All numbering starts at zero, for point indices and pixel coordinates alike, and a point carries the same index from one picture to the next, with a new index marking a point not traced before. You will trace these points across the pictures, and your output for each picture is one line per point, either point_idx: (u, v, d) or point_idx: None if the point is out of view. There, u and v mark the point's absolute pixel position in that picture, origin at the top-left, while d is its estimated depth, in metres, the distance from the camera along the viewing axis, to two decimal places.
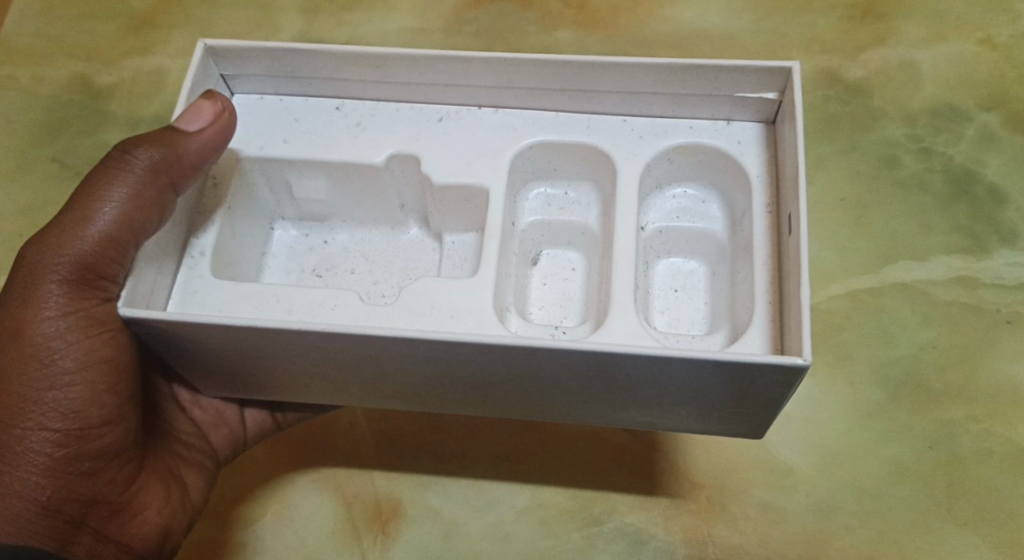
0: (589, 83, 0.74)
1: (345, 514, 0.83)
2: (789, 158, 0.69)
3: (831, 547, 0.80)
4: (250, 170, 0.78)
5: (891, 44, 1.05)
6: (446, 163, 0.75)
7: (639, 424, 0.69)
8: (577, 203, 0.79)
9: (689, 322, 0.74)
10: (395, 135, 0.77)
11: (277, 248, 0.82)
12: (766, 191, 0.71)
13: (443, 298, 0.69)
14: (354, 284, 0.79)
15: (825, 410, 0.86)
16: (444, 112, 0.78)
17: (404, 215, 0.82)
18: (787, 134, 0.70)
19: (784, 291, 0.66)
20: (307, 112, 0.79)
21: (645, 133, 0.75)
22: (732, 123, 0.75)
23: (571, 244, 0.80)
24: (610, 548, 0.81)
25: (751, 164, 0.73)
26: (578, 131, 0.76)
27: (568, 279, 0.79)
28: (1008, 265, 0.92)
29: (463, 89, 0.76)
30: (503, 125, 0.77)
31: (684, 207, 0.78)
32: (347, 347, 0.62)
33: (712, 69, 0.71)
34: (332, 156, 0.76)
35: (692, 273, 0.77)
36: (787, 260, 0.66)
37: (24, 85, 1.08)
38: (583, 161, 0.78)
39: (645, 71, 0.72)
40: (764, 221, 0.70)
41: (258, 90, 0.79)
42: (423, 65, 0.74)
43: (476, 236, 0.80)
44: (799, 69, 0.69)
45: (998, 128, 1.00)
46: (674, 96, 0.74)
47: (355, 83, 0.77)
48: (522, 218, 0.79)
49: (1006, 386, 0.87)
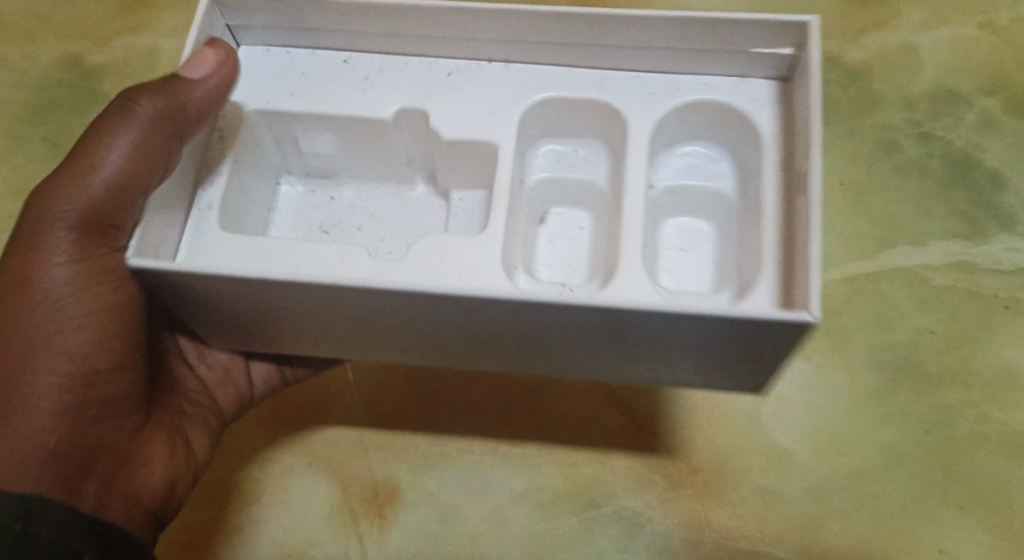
0: (601, 36, 0.73)
1: (341, 498, 0.83)
2: (802, 116, 0.68)
3: (826, 530, 0.81)
4: (257, 125, 0.77)
5: (893, 27, 1.05)
6: (454, 120, 0.75)
7: (645, 377, 0.70)
8: (587, 161, 0.79)
9: (694, 280, 0.75)
10: (404, 91, 0.76)
11: (283, 204, 0.82)
12: (779, 147, 0.71)
13: (451, 254, 0.68)
14: (361, 240, 0.79)
15: (823, 395, 0.86)
16: (453, 67, 0.77)
17: (410, 170, 0.81)
18: (801, 96, 0.69)
19: (794, 251, 0.66)
20: (314, 65, 0.78)
21: (657, 90, 0.75)
22: (746, 79, 0.74)
23: (580, 202, 0.80)
24: (608, 532, 0.81)
25: (764, 121, 0.72)
26: (590, 86, 0.75)
27: (575, 237, 0.78)
28: (1007, 251, 0.93)
29: (472, 43, 0.75)
30: (514, 81, 0.76)
31: (693, 167, 0.77)
32: (349, 302, 0.61)
33: (728, 24, 0.70)
34: (338, 112, 0.76)
35: (698, 233, 0.77)
36: (799, 218, 0.66)
37: (13, 64, 1.08)
38: (595, 116, 0.77)
39: (658, 25, 0.71)
40: (774, 180, 0.70)
41: (261, 43, 0.78)
42: (429, 19, 0.73)
43: (484, 193, 0.79)
44: (819, 25, 0.67)
45: (998, 113, 1.00)
46: (688, 49, 0.73)
47: (364, 36, 0.77)
48: (529, 177, 0.79)
49: (1004, 370, 0.87)
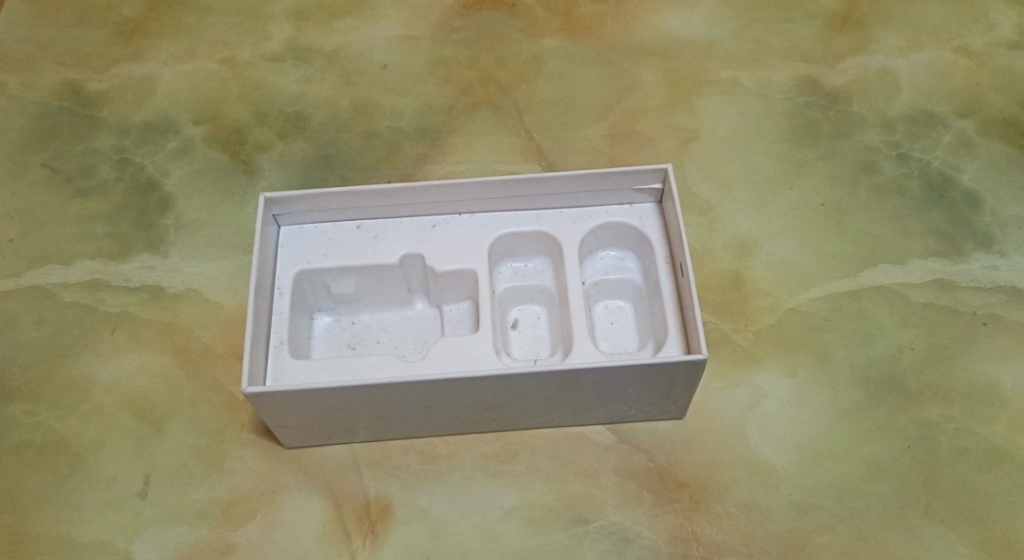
0: (528, 190, 0.89)
1: (334, 516, 0.84)
2: (678, 226, 0.85)
3: (811, 543, 0.82)
4: (271, 205, 0.88)
5: (870, 51, 1.12)
6: (439, 256, 0.89)
7: (620, 396, 0.82)
8: (536, 271, 0.94)
9: (625, 343, 0.90)
10: (401, 243, 0.90)
11: (318, 332, 0.92)
12: (665, 250, 0.88)
13: (456, 343, 0.84)
14: (384, 351, 0.91)
15: (806, 410, 0.88)
16: (436, 220, 0.91)
17: (411, 295, 0.93)
18: (672, 203, 0.87)
19: (688, 312, 0.83)
20: (337, 236, 0.91)
21: (576, 220, 0.91)
22: (634, 205, 0.91)
23: (534, 299, 0.93)
24: (596, 546, 0.82)
25: (652, 232, 0.89)
26: (530, 223, 0.91)
27: (537, 326, 0.92)
28: (984, 269, 0.95)
29: (445, 203, 0.90)
30: (476, 225, 0.91)
31: (611, 261, 0.93)
32: (352, 398, 0.78)
33: (603, 176, 0.88)
34: (365, 264, 0.89)
35: (625, 308, 0.92)
36: (685, 292, 0.83)
37: (17, 93, 1.12)
38: (532, 244, 0.92)
39: (569, 180, 0.88)
40: (665, 270, 0.87)
41: (300, 222, 0.91)
42: (397, 197, 0.89)
43: (470, 304, 0.93)
44: (672, 170, 0.86)
45: (974, 134, 1.05)
46: (592, 192, 0.90)
47: (366, 207, 0.90)
48: (498, 285, 0.93)
49: (983, 385, 0.89)
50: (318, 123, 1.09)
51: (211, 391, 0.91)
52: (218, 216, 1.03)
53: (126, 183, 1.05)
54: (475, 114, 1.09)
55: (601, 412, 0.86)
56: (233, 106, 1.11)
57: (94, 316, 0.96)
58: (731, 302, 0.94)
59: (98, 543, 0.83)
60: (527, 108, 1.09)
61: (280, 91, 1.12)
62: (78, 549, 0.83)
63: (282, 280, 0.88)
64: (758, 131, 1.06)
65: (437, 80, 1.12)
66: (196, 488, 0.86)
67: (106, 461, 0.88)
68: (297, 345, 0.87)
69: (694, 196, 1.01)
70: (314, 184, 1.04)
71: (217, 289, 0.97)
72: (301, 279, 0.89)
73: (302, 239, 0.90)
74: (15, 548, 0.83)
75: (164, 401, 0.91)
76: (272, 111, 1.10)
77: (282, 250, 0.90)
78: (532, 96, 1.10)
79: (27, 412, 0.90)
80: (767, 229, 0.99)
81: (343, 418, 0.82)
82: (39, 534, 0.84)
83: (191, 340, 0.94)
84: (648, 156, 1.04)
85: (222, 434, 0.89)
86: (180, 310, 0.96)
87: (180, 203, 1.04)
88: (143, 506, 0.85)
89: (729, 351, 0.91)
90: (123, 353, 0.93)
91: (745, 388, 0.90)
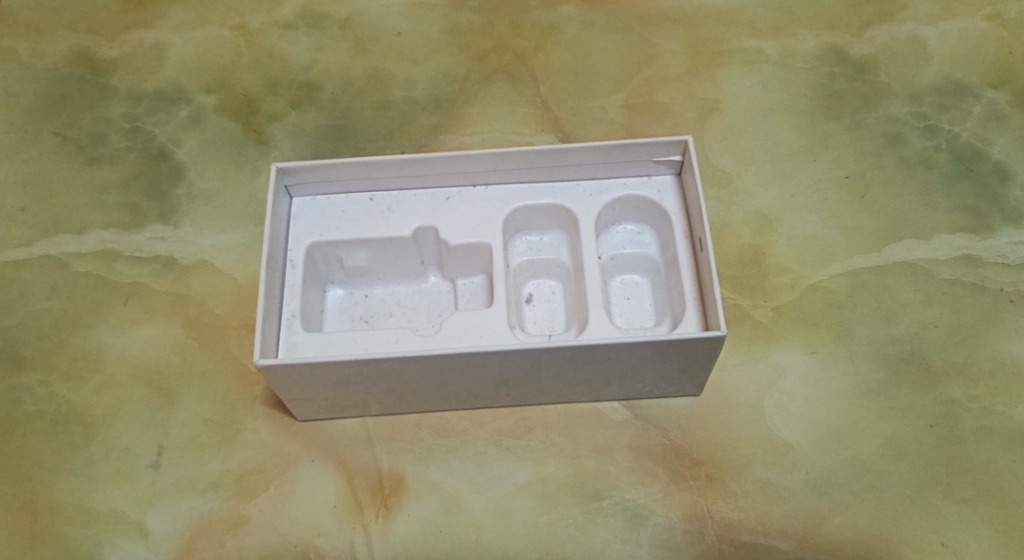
0: (545, 162, 0.87)
1: (346, 490, 0.84)
2: (697, 200, 0.83)
3: (828, 523, 0.81)
4: (282, 175, 0.86)
5: (898, 20, 1.08)
6: (455, 229, 0.88)
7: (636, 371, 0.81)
8: (551, 245, 0.92)
9: (641, 320, 0.88)
10: (415, 214, 0.89)
11: (331, 304, 0.91)
12: (683, 224, 0.86)
13: (469, 319, 0.83)
14: (396, 325, 0.90)
15: (826, 388, 0.87)
16: (450, 193, 0.90)
17: (424, 269, 0.92)
18: (693, 176, 0.85)
19: (707, 289, 0.81)
20: (350, 207, 0.89)
21: (592, 193, 0.89)
22: (653, 178, 0.89)
23: (549, 274, 0.92)
24: (610, 523, 0.82)
25: (671, 206, 0.87)
26: (546, 196, 0.89)
27: (551, 300, 0.91)
28: (1012, 245, 0.93)
29: (460, 175, 0.88)
30: (491, 197, 0.89)
31: (628, 236, 0.91)
32: (364, 372, 0.78)
33: (621, 147, 0.86)
34: (378, 236, 0.88)
35: (640, 283, 0.91)
36: (704, 269, 0.82)
37: (27, 59, 1.11)
38: (549, 218, 0.91)
39: (586, 152, 0.86)
40: (684, 244, 0.85)
41: (312, 193, 0.89)
42: (409, 168, 0.87)
43: (484, 278, 0.91)
44: (692, 141, 0.84)
45: (1005, 106, 1.02)
46: (610, 164, 0.88)
47: (379, 179, 0.88)
48: (512, 259, 0.91)
49: (1008, 365, 0.87)
50: (330, 92, 1.07)
51: (224, 363, 0.90)
52: (230, 186, 1.01)
53: (138, 152, 1.04)
54: (490, 84, 1.06)
55: (616, 388, 0.85)
56: (244, 74, 1.09)
57: (106, 285, 0.95)
58: (752, 277, 0.92)
59: (112, 513, 0.84)
60: (543, 77, 1.07)
61: (292, 59, 1.10)
62: (92, 519, 0.83)
63: (294, 252, 0.87)
64: (781, 102, 1.03)
65: (453, 48, 1.10)
66: (209, 459, 0.86)
67: (119, 432, 0.87)
68: (310, 317, 0.86)
69: (713, 168, 0.99)
70: (328, 154, 1.02)
71: (229, 261, 0.96)
72: (313, 251, 0.88)
73: (315, 210, 0.89)
74: (30, 516, 0.84)
75: (175, 373, 0.90)
76: (285, 79, 1.09)
77: (294, 222, 0.88)
78: (548, 65, 1.08)
79: (40, 382, 0.90)
80: (788, 202, 0.97)
81: (355, 391, 0.81)
82: (53, 503, 0.84)
83: (203, 311, 0.93)
84: (667, 127, 1.02)
85: (234, 406, 0.88)
86: (192, 281, 0.95)
87: (192, 173, 1.02)
88: (156, 476, 0.85)
89: (747, 328, 0.90)
90: (135, 323, 0.93)
91: (763, 365, 0.88)
